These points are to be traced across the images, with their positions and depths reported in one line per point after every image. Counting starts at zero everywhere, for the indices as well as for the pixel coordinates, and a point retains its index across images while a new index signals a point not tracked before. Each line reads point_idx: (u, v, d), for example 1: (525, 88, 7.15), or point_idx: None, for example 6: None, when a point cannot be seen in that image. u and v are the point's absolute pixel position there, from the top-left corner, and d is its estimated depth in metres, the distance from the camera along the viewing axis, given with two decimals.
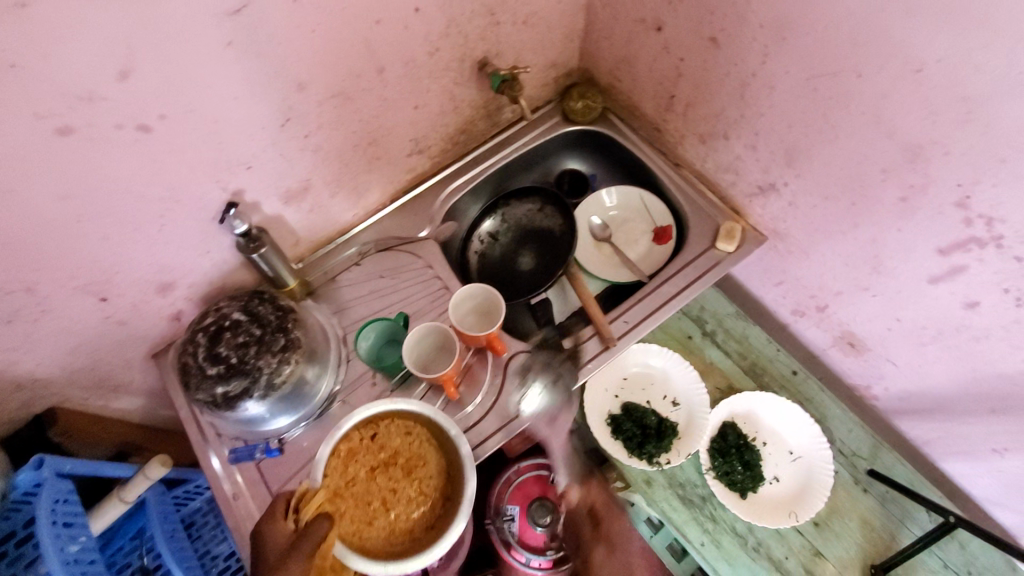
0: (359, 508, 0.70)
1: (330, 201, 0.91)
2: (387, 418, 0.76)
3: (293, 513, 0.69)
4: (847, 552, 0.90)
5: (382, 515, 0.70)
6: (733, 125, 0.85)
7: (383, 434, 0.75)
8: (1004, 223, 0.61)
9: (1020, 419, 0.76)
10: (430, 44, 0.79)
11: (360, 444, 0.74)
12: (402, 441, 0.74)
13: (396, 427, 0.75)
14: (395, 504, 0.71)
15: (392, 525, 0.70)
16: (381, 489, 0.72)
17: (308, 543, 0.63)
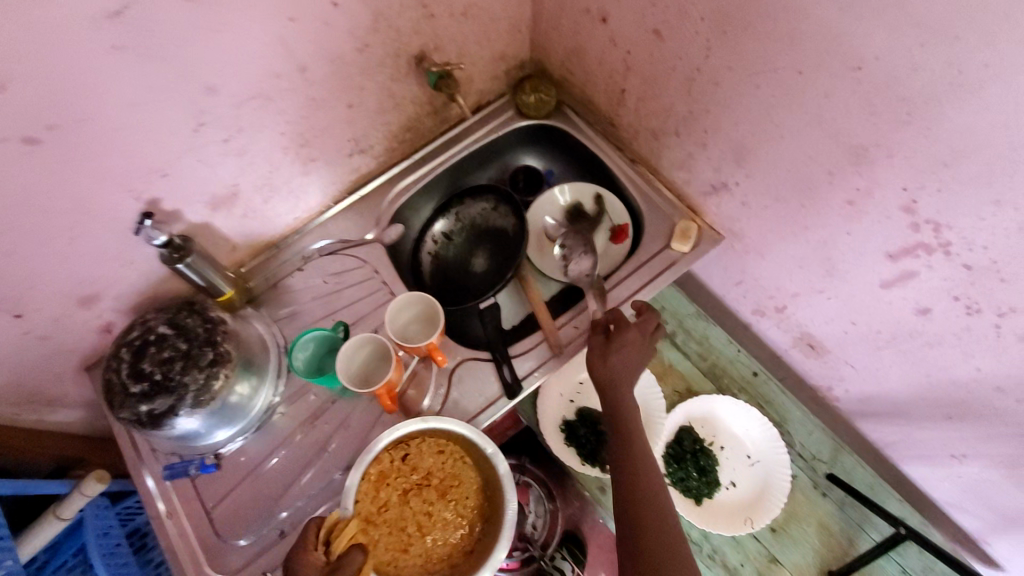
0: (396, 533, 0.74)
1: (266, 206, 0.87)
2: (420, 437, 0.77)
3: (325, 543, 0.66)
4: (804, 559, 0.87)
5: (418, 539, 0.74)
6: (682, 121, 0.81)
7: (416, 454, 0.76)
8: (951, 230, 0.58)
9: (974, 427, 0.73)
10: (358, 40, 0.75)
11: (395, 465, 0.75)
12: (436, 461, 0.76)
13: (429, 446, 0.77)
14: (429, 531, 0.75)
15: (428, 552, 0.74)
16: (415, 514, 0.75)
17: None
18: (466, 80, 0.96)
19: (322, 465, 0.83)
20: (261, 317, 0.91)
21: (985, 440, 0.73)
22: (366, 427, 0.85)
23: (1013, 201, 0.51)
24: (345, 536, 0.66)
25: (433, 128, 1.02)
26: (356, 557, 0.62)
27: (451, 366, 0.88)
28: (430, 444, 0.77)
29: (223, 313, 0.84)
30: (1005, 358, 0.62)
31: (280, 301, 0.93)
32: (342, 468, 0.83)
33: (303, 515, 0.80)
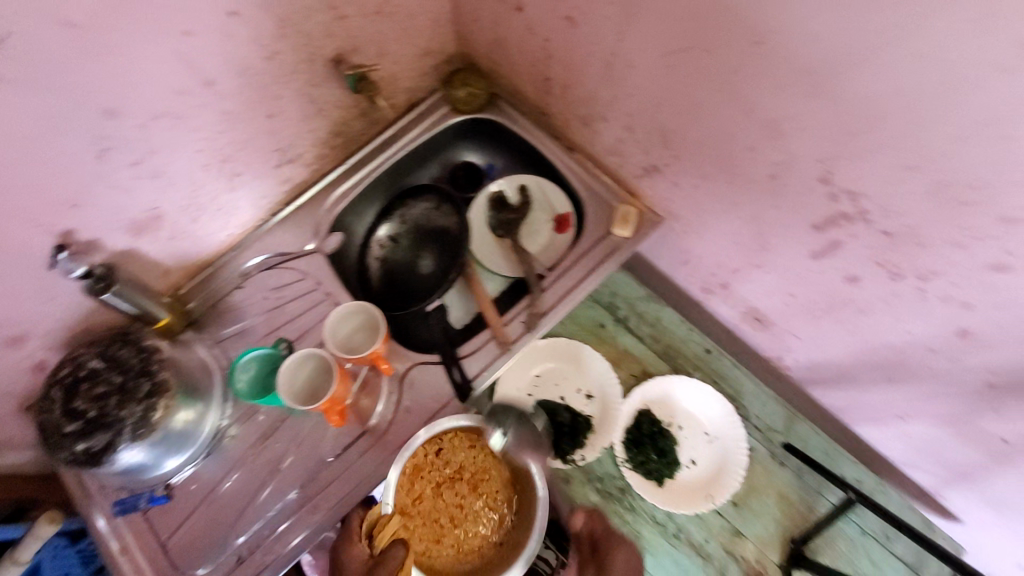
0: (429, 525, 0.84)
1: (195, 226, 0.85)
2: (452, 439, 0.85)
3: (368, 536, 0.77)
4: (767, 530, 0.89)
5: (450, 530, 0.84)
6: (607, 106, 0.81)
7: (447, 454, 0.85)
8: (867, 198, 0.58)
9: (913, 387, 0.74)
10: (265, 48, 0.73)
11: (427, 463, 0.84)
12: (467, 459, 0.86)
13: (461, 445, 0.85)
14: (459, 525, 0.85)
15: (459, 542, 0.84)
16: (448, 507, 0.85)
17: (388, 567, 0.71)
18: (393, 78, 0.94)
19: (277, 485, 0.82)
20: (203, 339, 0.89)
21: (924, 400, 0.74)
22: (317, 442, 0.84)
23: (918, 165, 0.51)
24: (386, 531, 0.76)
25: (365, 131, 1.00)
26: (397, 552, 0.72)
27: (402, 370, 0.87)
28: (461, 443, 0.85)
29: (158, 340, 0.81)
30: (931, 319, 0.63)
31: (222, 321, 0.91)
32: (295, 487, 0.82)
33: (261, 538, 0.79)
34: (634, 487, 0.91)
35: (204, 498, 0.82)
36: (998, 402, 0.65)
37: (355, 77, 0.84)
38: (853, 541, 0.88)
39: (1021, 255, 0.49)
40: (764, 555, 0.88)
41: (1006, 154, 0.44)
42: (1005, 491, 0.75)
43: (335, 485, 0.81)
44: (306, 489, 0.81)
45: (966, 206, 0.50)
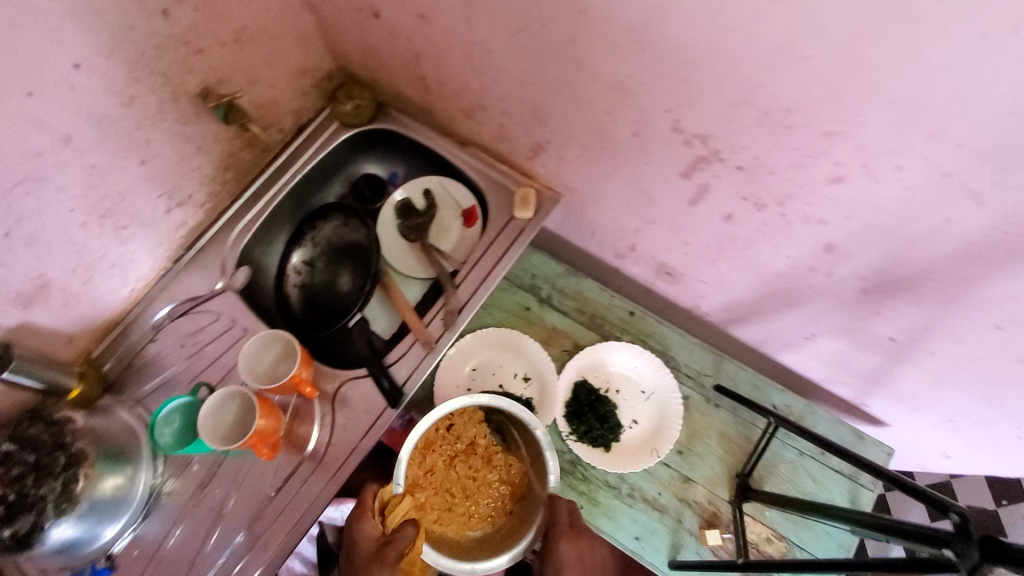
0: (444, 496, 0.86)
1: (89, 286, 0.82)
2: (464, 412, 0.87)
3: (381, 513, 0.80)
4: (713, 471, 0.93)
5: (464, 500, 0.86)
6: (481, 95, 0.82)
7: (460, 427, 0.87)
8: (715, 138, 0.61)
9: (809, 307, 0.78)
10: (120, 94, 0.71)
11: (441, 439, 0.87)
12: (480, 432, 0.88)
13: (474, 419, 0.87)
14: (475, 494, 0.86)
15: (473, 511, 0.85)
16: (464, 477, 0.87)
17: (393, 550, 0.75)
18: (271, 104, 0.93)
19: (224, 530, 0.82)
20: (123, 402, 0.87)
21: (822, 318, 0.79)
22: (258, 478, 0.84)
23: (745, 98, 0.54)
24: (396, 512, 0.78)
25: (255, 161, 0.98)
26: (408, 533, 0.77)
27: (332, 390, 0.87)
28: (475, 419, 0.87)
29: (71, 411, 0.79)
30: (801, 239, 0.67)
31: (140, 378, 0.89)
32: (241, 530, 0.81)
33: None
34: (582, 457, 0.93)
35: (149, 560, 0.81)
36: (879, 305, 0.69)
37: (229, 116, 0.86)
38: (793, 464, 0.93)
39: (848, 163, 0.53)
40: (715, 495, 0.92)
41: (804, 71, 0.48)
42: (911, 386, 0.81)
43: (283, 518, 0.81)
44: (254, 528, 0.81)
45: (792, 128, 0.54)
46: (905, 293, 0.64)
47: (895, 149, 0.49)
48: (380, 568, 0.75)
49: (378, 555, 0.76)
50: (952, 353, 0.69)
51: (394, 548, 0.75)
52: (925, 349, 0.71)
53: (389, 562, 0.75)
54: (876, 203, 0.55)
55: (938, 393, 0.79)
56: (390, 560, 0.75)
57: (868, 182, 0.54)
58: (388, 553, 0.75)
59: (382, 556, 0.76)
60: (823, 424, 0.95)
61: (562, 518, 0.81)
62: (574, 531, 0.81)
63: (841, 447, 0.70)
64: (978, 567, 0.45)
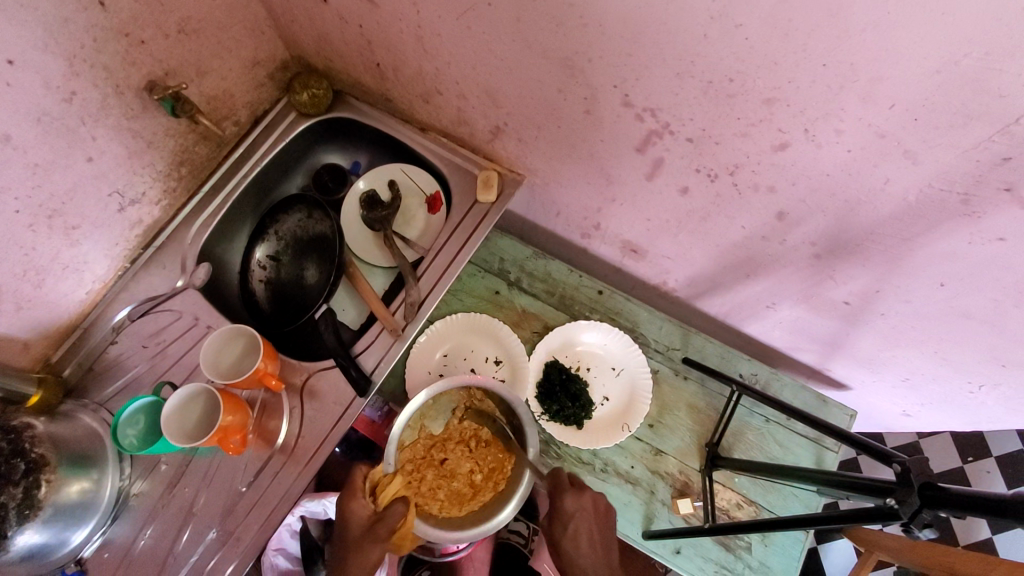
0: (434, 479, 0.84)
1: (42, 290, 0.80)
2: (445, 395, 0.88)
3: (372, 494, 0.81)
4: (683, 442, 0.95)
5: (455, 478, 0.85)
6: (436, 78, 0.82)
7: (439, 410, 0.88)
8: (664, 111, 0.62)
9: (768, 277, 0.80)
10: (60, 90, 0.69)
11: (425, 422, 0.88)
12: (461, 414, 0.89)
13: (454, 401, 0.88)
14: (463, 471, 0.85)
15: (468, 488, 0.84)
16: (452, 459, 0.86)
17: (385, 527, 0.76)
18: (223, 96, 0.91)
19: (196, 526, 0.82)
20: (86, 406, 0.85)
21: (781, 286, 0.80)
22: (228, 474, 0.84)
23: (688, 69, 0.54)
24: (388, 490, 0.80)
25: (211, 156, 0.96)
26: (397, 510, 0.77)
27: (301, 381, 0.87)
28: (456, 401, 0.89)
29: (30, 417, 0.77)
30: (754, 209, 0.68)
31: (104, 381, 0.88)
32: (214, 526, 0.82)
33: None
34: (555, 436, 0.94)
35: (121, 563, 0.81)
36: (832, 269, 0.71)
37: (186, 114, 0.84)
38: (760, 430, 0.95)
39: (791, 129, 0.54)
40: (686, 465, 0.94)
41: (741, 39, 0.49)
42: (869, 348, 0.83)
43: (255, 511, 0.82)
44: (226, 523, 0.82)
45: (735, 96, 0.54)
46: (855, 257, 0.66)
47: (832, 113, 0.50)
48: (372, 545, 0.77)
49: (370, 532, 0.77)
50: (902, 312, 0.72)
51: (385, 525, 0.77)
52: (877, 311, 0.74)
53: (382, 538, 0.76)
54: (820, 168, 0.56)
55: (894, 353, 0.81)
56: (382, 536, 0.77)
57: (811, 147, 0.55)
58: (380, 530, 0.76)
59: (374, 533, 0.77)
60: (789, 391, 0.97)
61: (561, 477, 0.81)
62: (577, 488, 0.80)
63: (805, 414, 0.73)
64: (917, 512, 0.48)
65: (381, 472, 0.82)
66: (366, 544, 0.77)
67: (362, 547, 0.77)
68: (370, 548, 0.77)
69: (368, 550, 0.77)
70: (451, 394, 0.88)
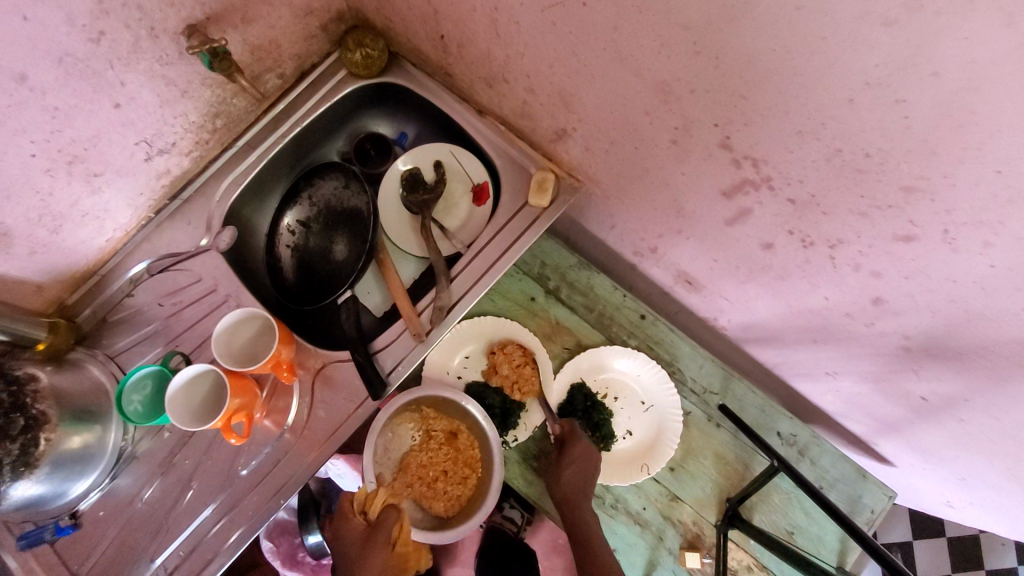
0: (431, 469, 0.84)
1: (58, 236, 0.76)
2: (398, 424, 0.86)
3: (362, 512, 0.81)
4: (703, 492, 0.90)
5: (496, 375, 0.90)
6: (504, 66, 0.72)
7: (400, 440, 0.86)
8: (769, 164, 0.51)
9: (837, 347, 0.71)
10: (88, 29, 0.61)
11: (389, 453, 0.85)
12: (422, 440, 0.85)
13: (411, 429, 0.86)
14: (509, 369, 0.89)
15: (507, 382, 0.89)
16: (508, 356, 0.89)
17: (383, 532, 0.77)
18: (269, 46, 0.82)
19: (193, 498, 0.81)
20: (95, 356, 0.82)
21: (849, 360, 0.71)
22: (232, 449, 0.82)
23: (816, 130, 0.44)
24: (376, 502, 0.80)
25: (249, 109, 0.88)
26: (391, 515, 0.78)
27: (316, 366, 0.83)
28: (413, 428, 0.86)
29: (35, 366, 0.75)
30: (845, 285, 0.59)
31: (115, 333, 0.85)
32: (211, 501, 0.80)
33: (180, 555, 0.78)
34: None
35: (117, 519, 0.80)
36: (917, 365, 0.62)
37: (223, 73, 0.76)
38: (787, 495, 0.89)
39: (926, 225, 0.44)
40: (701, 517, 0.89)
41: (899, 116, 0.38)
42: (931, 442, 0.75)
43: (253, 493, 0.80)
44: (223, 502, 0.80)
45: (866, 173, 0.44)
46: (951, 361, 0.57)
47: (988, 223, 0.40)
48: (375, 552, 0.76)
49: (369, 539, 0.77)
50: (986, 425, 0.63)
51: (383, 532, 0.77)
52: (957, 415, 0.65)
53: (384, 543, 0.77)
54: (947, 272, 0.47)
55: (959, 455, 0.73)
56: (383, 539, 0.77)
57: (944, 250, 0.45)
58: (378, 536, 0.77)
59: (372, 540, 0.77)
60: (827, 458, 0.90)
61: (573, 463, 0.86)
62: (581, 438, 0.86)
63: (865, 533, 0.62)
64: None
65: (364, 489, 0.82)
66: (367, 554, 0.77)
67: (365, 557, 0.77)
68: (373, 556, 0.76)
69: (370, 559, 0.77)
70: (406, 421, 0.86)
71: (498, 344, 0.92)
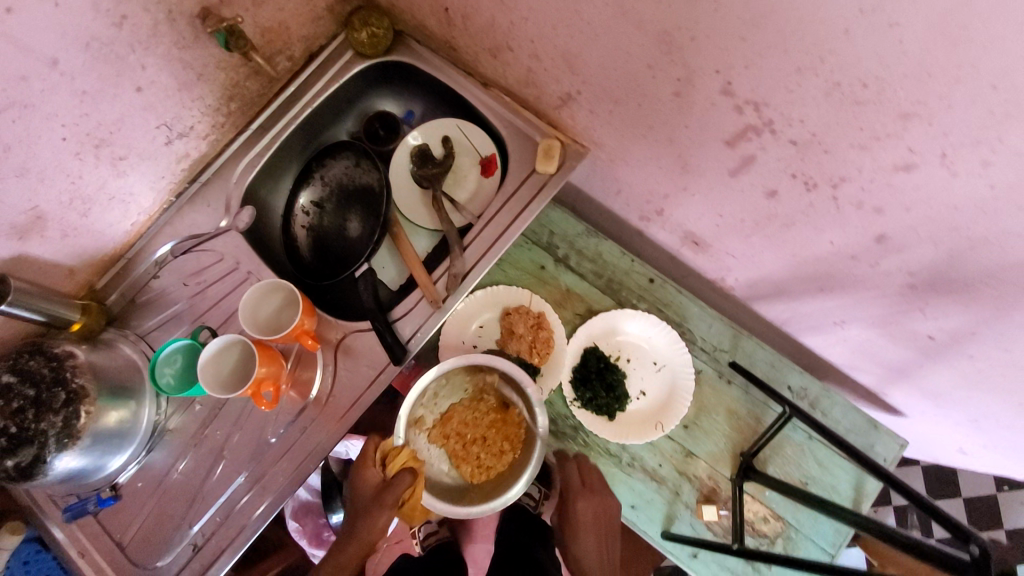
0: (468, 432, 0.87)
1: (87, 220, 0.79)
2: (455, 375, 0.87)
3: (382, 463, 0.85)
4: (717, 447, 0.92)
5: (511, 337, 0.91)
6: (509, 34, 0.74)
7: (451, 390, 0.88)
8: (770, 107, 0.53)
9: (844, 294, 0.73)
10: (111, 13, 0.64)
11: (437, 400, 0.88)
12: (473, 394, 0.89)
13: (465, 382, 0.88)
14: (525, 329, 0.91)
15: (525, 344, 0.90)
16: (521, 317, 0.91)
17: (392, 494, 0.79)
18: (279, 28, 0.84)
19: (225, 468, 0.84)
20: (126, 336, 0.86)
21: (857, 305, 0.73)
22: (260, 420, 0.85)
23: (814, 65, 0.46)
24: (396, 461, 0.82)
25: (261, 92, 0.91)
26: (403, 479, 0.80)
27: (336, 338, 0.86)
28: (468, 382, 0.88)
29: (72, 345, 0.78)
30: (848, 226, 0.61)
31: (144, 314, 0.88)
32: (242, 471, 0.83)
33: (216, 522, 0.82)
34: (585, 424, 0.92)
35: (154, 490, 0.84)
36: (923, 302, 0.63)
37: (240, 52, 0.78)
38: (800, 446, 0.91)
39: (924, 151, 0.46)
40: (716, 471, 0.91)
41: (893, 41, 0.40)
42: (941, 384, 0.77)
43: (283, 462, 0.83)
44: (255, 470, 0.83)
45: (864, 104, 0.46)
46: (956, 294, 0.59)
47: (985, 141, 0.42)
48: (379, 510, 0.79)
49: (378, 497, 0.80)
50: (994, 358, 0.64)
51: (392, 493, 0.79)
52: (965, 351, 0.66)
53: (388, 504, 0.79)
54: (947, 198, 0.49)
55: (970, 394, 0.74)
56: (388, 501, 0.79)
57: (944, 175, 0.47)
58: (386, 497, 0.79)
59: (382, 499, 0.80)
60: (839, 410, 0.92)
61: (574, 478, 0.89)
62: (589, 492, 0.88)
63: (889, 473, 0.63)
64: None
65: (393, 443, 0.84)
66: (374, 508, 0.80)
67: (370, 512, 0.81)
68: (378, 513, 0.79)
69: (375, 515, 0.80)
70: (461, 374, 0.87)
71: (512, 308, 0.94)
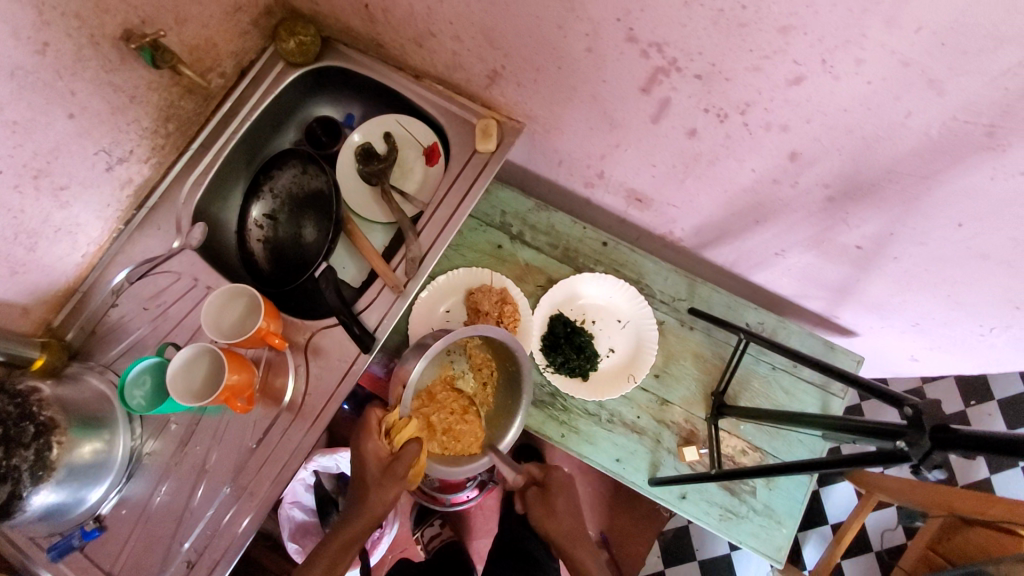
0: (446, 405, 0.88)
1: (35, 254, 0.79)
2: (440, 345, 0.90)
3: (386, 435, 0.83)
4: (689, 391, 0.96)
5: (478, 316, 0.93)
6: (428, 20, 0.77)
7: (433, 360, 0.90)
8: (671, 46, 0.58)
9: (777, 222, 0.78)
10: (33, 40, 0.65)
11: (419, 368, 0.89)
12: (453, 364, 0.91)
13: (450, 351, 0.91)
14: (491, 306, 0.93)
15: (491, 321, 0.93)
16: (485, 295, 0.94)
17: (403, 466, 0.79)
18: (205, 45, 0.86)
19: (209, 483, 0.83)
20: (91, 367, 0.85)
21: (790, 230, 0.78)
22: (238, 432, 0.85)
23: None
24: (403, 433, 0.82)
25: (198, 111, 0.92)
26: (412, 449, 0.80)
27: (304, 340, 0.87)
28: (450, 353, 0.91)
29: (36, 380, 0.77)
30: (764, 150, 0.65)
31: (107, 344, 0.88)
32: (228, 482, 0.83)
33: (207, 536, 0.81)
34: (561, 388, 0.95)
35: (139, 516, 0.83)
36: (844, 212, 0.68)
37: (168, 68, 0.80)
38: (766, 378, 0.95)
39: (807, 61, 0.51)
40: (692, 414, 0.95)
41: None
42: (879, 294, 0.82)
43: (267, 466, 0.83)
44: (240, 478, 0.83)
45: (748, 26, 0.50)
46: (869, 198, 0.64)
47: (853, 39, 0.47)
48: (392, 483, 0.79)
49: (390, 470, 0.80)
50: (916, 255, 0.69)
51: (402, 465, 0.79)
52: (890, 254, 0.72)
53: (399, 476, 0.79)
54: (836, 102, 0.53)
55: (905, 298, 0.80)
56: (401, 473, 0.79)
57: (828, 79, 0.51)
58: (398, 469, 0.79)
59: (393, 470, 0.79)
60: (797, 339, 0.97)
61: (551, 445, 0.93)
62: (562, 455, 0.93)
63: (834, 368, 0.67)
64: (929, 453, 0.47)
65: (397, 416, 0.83)
66: (386, 481, 0.80)
67: (381, 485, 0.80)
68: (392, 484, 0.80)
69: (389, 488, 0.80)
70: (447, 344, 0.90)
71: (475, 288, 0.97)
